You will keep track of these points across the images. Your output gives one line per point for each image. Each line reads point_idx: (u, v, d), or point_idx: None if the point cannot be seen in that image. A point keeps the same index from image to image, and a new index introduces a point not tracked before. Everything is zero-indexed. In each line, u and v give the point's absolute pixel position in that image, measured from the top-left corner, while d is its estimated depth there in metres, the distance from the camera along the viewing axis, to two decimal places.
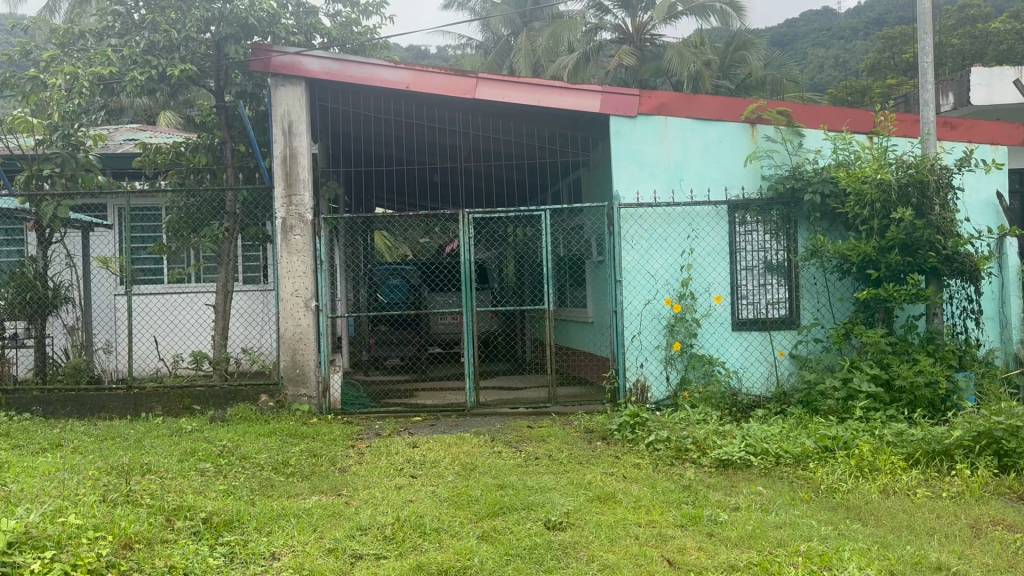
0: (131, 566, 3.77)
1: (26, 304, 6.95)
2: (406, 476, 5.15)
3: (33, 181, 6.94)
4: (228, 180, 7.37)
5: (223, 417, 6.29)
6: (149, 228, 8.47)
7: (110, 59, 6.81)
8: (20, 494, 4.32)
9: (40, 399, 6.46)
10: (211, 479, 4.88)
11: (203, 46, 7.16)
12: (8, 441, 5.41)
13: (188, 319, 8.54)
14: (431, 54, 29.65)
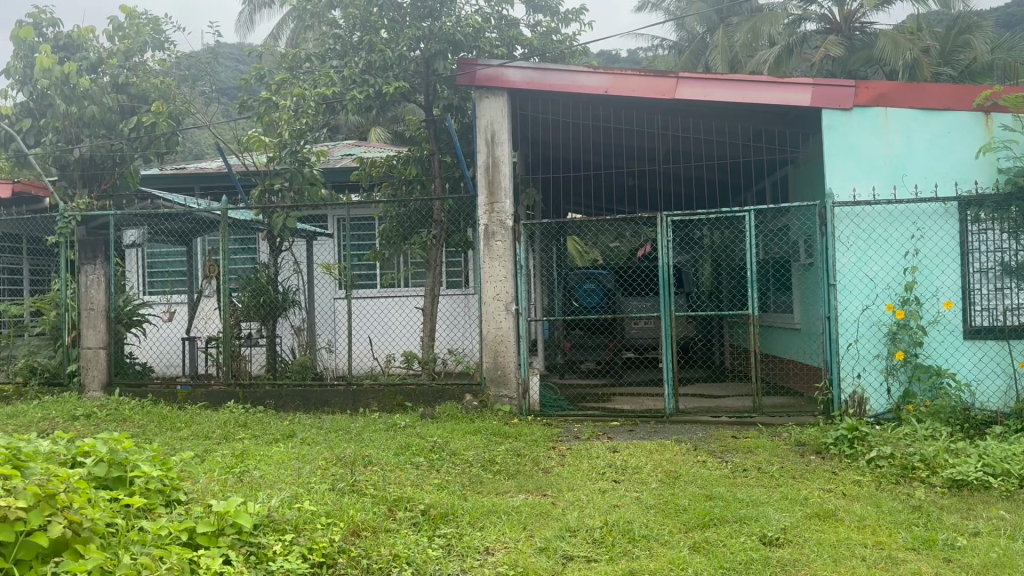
0: (361, 551, 4.06)
1: (260, 306, 7.66)
2: (609, 480, 5.14)
3: (264, 194, 7.68)
4: (434, 191, 7.72)
5: (432, 414, 6.58)
6: (364, 237, 9.13)
7: (333, 79, 7.43)
8: (262, 480, 4.75)
9: (272, 394, 7.07)
10: (426, 472, 5.12)
11: (413, 63, 7.61)
12: (248, 431, 5.96)
13: (400, 321, 9.03)
14: (621, 58, 29.64)
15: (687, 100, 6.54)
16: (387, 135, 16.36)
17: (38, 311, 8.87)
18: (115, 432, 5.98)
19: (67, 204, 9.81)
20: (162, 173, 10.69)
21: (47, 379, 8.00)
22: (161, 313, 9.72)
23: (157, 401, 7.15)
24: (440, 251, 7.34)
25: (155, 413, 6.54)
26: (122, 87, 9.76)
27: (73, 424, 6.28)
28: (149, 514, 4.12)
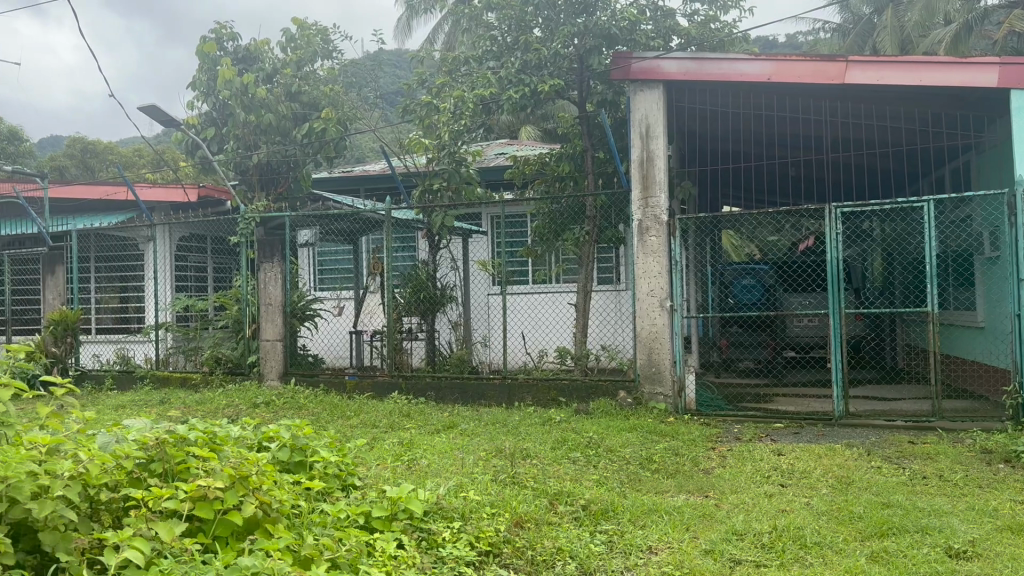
0: (525, 543, 4.12)
1: (420, 302, 7.99)
2: (775, 484, 4.97)
3: (425, 194, 8.06)
4: (587, 187, 7.77)
5: (586, 410, 6.64)
6: (516, 234, 9.34)
7: (490, 80, 7.73)
8: (430, 468, 4.94)
9: (433, 385, 7.32)
10: (584, 468, 5.15)
11: (568, 60, 7.69)
12: (411, 421, 6.20)
13: (551, 317, 9.16)
14: (777, 44, 28.50)
15: (857, 85, 6.27)
16: (538, 132, 16.48)
17: (222, 305, 9.93)
18: (293, 419, 6.43)
19: (246, 205, 11.03)
20: (329, 176, 11.32)
21: (230, 369, 8.78)
22: (329, 309, 10.33)
23: (328, 390, 7.61)
24: (593, 248, 7.42)
25: (326, 402, 6.96)
26: (294, 96, 10.91)
27: (255, 410, 6.80)
28: (328, 498, 4.36)
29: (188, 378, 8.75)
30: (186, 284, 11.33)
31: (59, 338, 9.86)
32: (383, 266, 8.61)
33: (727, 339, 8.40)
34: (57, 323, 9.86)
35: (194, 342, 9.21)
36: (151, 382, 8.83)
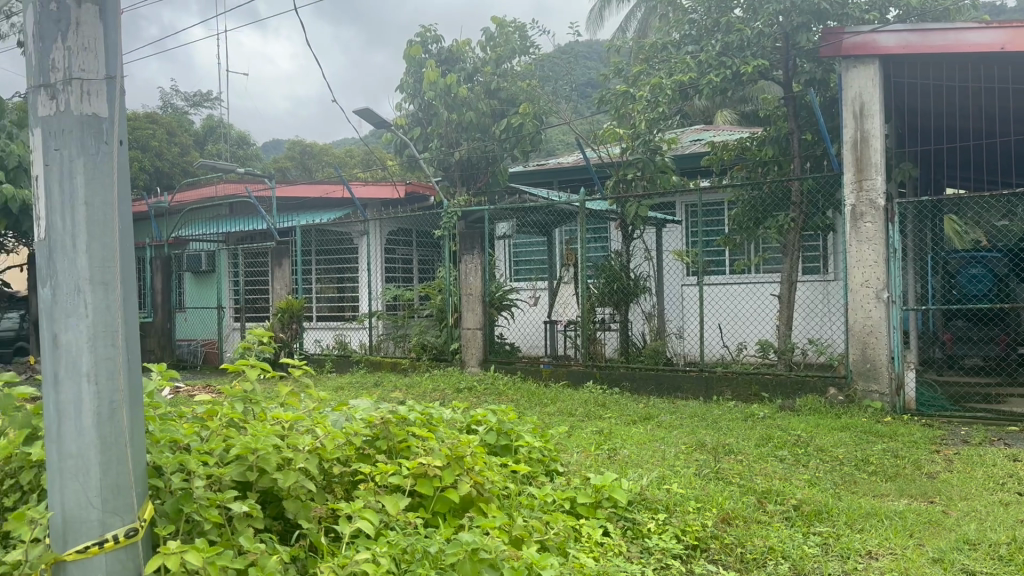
0: (733, 539, 4.01)
1: (614, 293, 8.70)
2: (1012, 493, 4.53)
3: (620, 182, 9.17)
4: (795, 168, 8.54)
5: (792, 406, 6.89)
6: (714, 221, 9.99)
7: (690, 65, 8.70)
8: (631, 459, 4.98)
9: (628, 375, 8.02)
10: (793, 467, 4.98)
11: (773, 39, 8.54)
12: (610, 410, 6.34)
13: (750, 307, 10.12)
14: (1008, 7, 25.71)
15: None
16: (734, 117, 16.11)
17: (427, 295, 10.80)
18: (496, 403, 6.84)
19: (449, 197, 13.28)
20: (523, 169, 12.88)
21: (435, 354, 9.77)
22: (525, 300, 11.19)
23: (526, 377, 8.46)
24: (797, 236, 8.00)
25: (524, 388, 7.38)
26: (493, 92, 13.12)
27: (461, 394, 7.32)
28: (533, 482, 4.48)
29: (398, 363, 9.91)
30: (395, 274, 12.81)
31: (286, 323, 11.42)
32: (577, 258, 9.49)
33: (953, 334, 8.82)
34: (283, 311, 11.48)
35: (402, 329, 10.27)
36: (367, 366, 10.11)
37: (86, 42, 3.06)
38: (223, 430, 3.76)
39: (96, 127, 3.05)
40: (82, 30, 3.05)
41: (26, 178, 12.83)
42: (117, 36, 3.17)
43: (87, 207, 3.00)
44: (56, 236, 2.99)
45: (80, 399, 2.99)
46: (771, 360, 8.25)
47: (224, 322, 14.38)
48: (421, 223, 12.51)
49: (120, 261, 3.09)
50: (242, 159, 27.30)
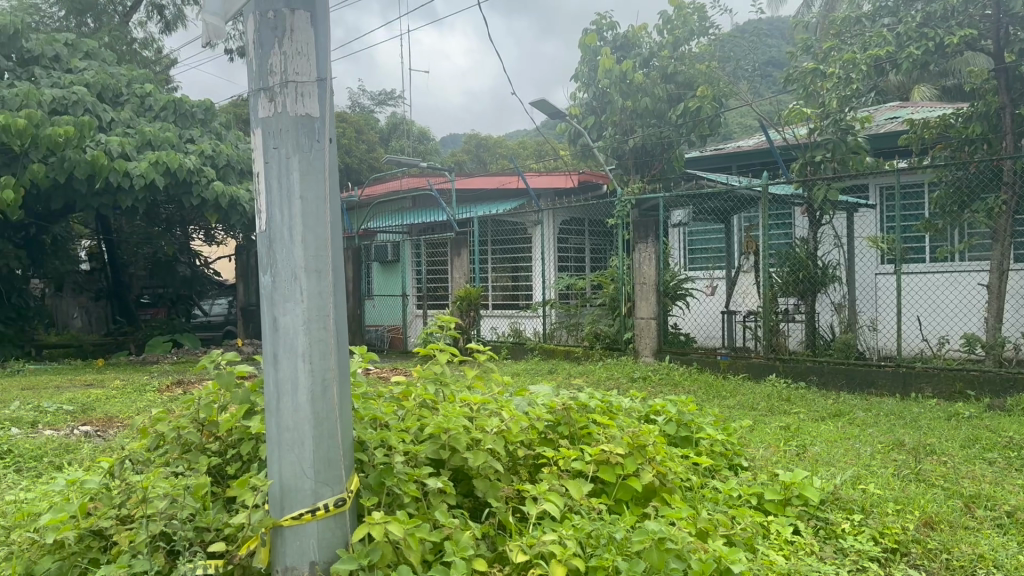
0: (937, 544, 3.71)
1: (801, 283, 9.29)
2: None
3: (807, 165, 9.79)
4: (1008, 146, 8.36)
5: (1002, 406, 6.62)
6: (911, 206, 10.32)
7: (886, 39, 9.23)
8: (821, 457, 4.81)
9: (816, 370, 8.38)
10: (1007, 471, 4.58)
11: (981, 6, 8.61)
12: (796, 407, 6.27)
13: (953, 298, 10.02)
14: None
15: None
16: (933, 92, 15.02)
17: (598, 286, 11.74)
18: (675, 394, 6.96)
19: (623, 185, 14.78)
20: (700, 156, 14.02)
21: (607, 344, 10.63)
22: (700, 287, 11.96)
23: (706, 368, 9.01)
24: (1008, 220, 7.98)
25: (701, 380, 7.43)
26: (671, 76, 14.58)
27: (639, 385, 7.52)
28: (716, 475, 4.39)
29: (572, 351, 10.82)
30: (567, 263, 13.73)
31: (464, 310, 12.18)
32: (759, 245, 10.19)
33: None
34: (462, 300, 12.24)
35: (574, 318, 11.28)
36: (540, 353, 11.24)
37: (300, 47, 3.24)
38: (418, 410, 3.96)
39: (310, 126, 3.24)
40: (296, 36, 3.24)
41: (234, 176, 14.00)
42: (327, 40, 3.35)
43: (302, 200, 3.22)
44: (275, 229, 3.24)
45: (296, 377, 3.23)
46: (977, 354, 8.39)
47: (409, 309, 15.31)
48: (594, 212, 13.66)
49: (330, 249, 3.31)
50: (422, 153, 28.91)
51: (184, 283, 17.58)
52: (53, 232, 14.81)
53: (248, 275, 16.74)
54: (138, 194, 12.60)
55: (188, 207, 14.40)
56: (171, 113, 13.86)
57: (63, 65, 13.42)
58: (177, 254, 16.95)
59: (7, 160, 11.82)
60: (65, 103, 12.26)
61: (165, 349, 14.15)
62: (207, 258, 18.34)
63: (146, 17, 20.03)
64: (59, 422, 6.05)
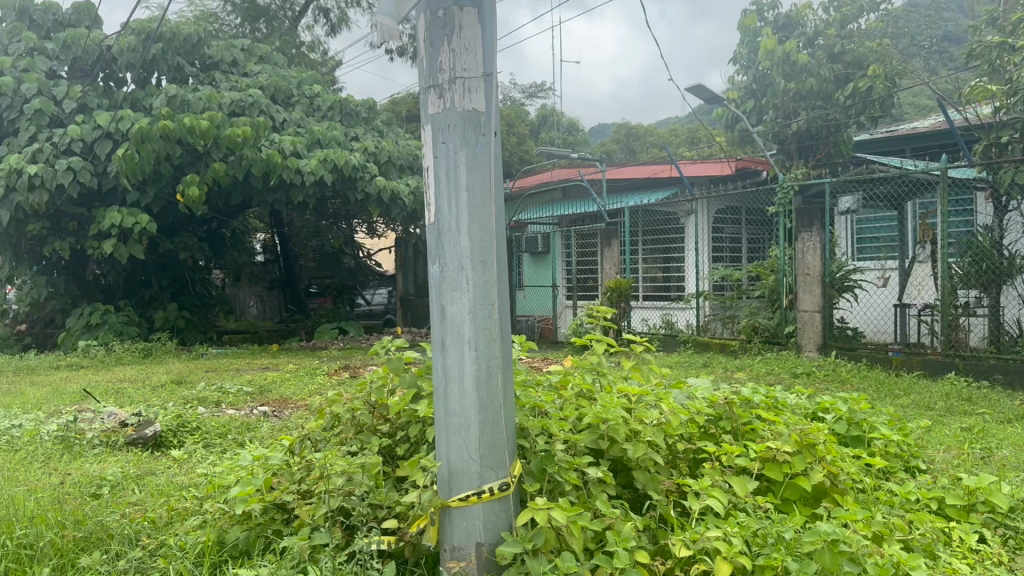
0: None
1: (983, 275, 8.80)
2: None
3: (991, 147, 9.41)
4: None
5: None
6: None
7: None
8: (1011, 462, 4.46)
9: (997, 368, 8.01)
10: None
11: None
12: (983, 407, 5.86)
13: None
14: None
15: None
16: None
17: (754, 277, 11.94)
18: (843, 390, 6.68)
19: (784, 170, 15.38)
20: (867, 139, 14.15)
21: (766, 337, 10.52)
22: (871, 278, 11.71)
23: (875, 364, 8.88)
24: None
25: (870, 378, 7.12)
26: (837, 56, 14.38)
27: (802, 380, 7.30)
28: (891, 478, 4.14)
29: (727, 345, 10.74)
30: (722, 253, 13.85)
31: (614, 301, 12.22)
32: (935, 234, 9.74)
33: None
34: (612, 290, 12.32)
35: (730, 310, 11.23)
36: (694, 346, 11.19)
37: (467, 43, 3.30)
38: (576, 400, 3.94)
39: (476, 121, 3.30)
40: (464, 33, 3.30)
41: (394, 171, 14.66)
42: (492, 35, 3.40)
43: (468, 193, 3.30)
44: (444, 221, 3.33)
45: (463, 364, 3.31)
46: None
47: (559, 300, 15.46)
48: (750, 201, 13.30)
49: (495, 241, 3.37)
50: (571, 144, 29.20)
51: (349, 274, 18.67)
52: (232, 226, 16.07)
53: (409, 267, 17.93)
54: (307, 190, 13.43)
55: (352, 201, 15.21)
56: (338, 112, 14.90)
57: (240, 70, 14.57)
58: (342, 246, 18.00)
59: (193, 159, 12.94)
60: (243, 105, 13.25)
61: (332, 336, 15.02)
62: (370, 250, 19.31)
63: (313, 21, 21.28)
64: (240, 403, 6.57)
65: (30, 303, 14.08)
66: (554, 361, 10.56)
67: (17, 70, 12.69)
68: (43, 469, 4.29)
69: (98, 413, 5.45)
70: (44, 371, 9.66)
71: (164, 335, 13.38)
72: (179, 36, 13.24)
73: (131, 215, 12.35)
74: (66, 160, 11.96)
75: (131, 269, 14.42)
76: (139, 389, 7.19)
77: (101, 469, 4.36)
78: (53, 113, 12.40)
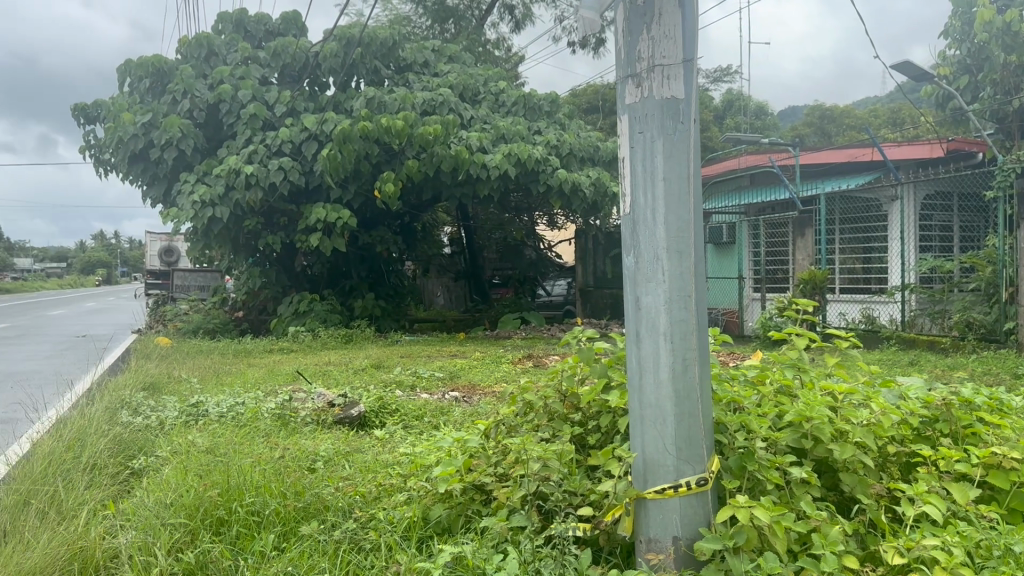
0: None
1: None
2: None
3: None
4: None
5: None
6: None
7: None
8: None
9: None
10: None
11: None
12: None
13: None
14: None
15: None
16: None
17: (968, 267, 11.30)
18: None
19: (1004, 151, 14.28)
20: None
21: (982, 334, 9.85)
22: None
23: None
24: None
25: None
26: None
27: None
28: None
29: (937, 341, 10.18)
30: (931, 242, 13.17)
31: (808, 293, 12.04)
32: None
33: None
34: (806, 282, 12.10)
35: (940, 305, 10.84)
36: (899, 343, 10.62)
37: (667, 30, 3.27)
38: (775, 396, 3.81)
39: (675, 108, 3.24)
40: (663, 20, 3.28)
41: (576, 163, 14.81)
42: (693, 21, 3.34)
43: (665, 181, 3.22)
44: (639, 209, 3.26)
45: (658, 356, 3.22)
46: None
47: (745, 293, 15.23)
48: (963, 185, 12.87)
49: (693, 230, 3.26)
50: (759, 129, 28.26)
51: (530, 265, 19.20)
52: (421, 219, 16.86)
53: (589, 258, 18.13)
54: (493, 184, 13.86)
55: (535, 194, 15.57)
56: (522, 108, 15.20)
57: (431, 70, 15.35)
58: (525, 238, 18.52)
59: (389, 158, 13.75)
60: (434, 104, 13.93)
61: (514, 326, 15.41)
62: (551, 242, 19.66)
63: (498, 18, 21.88)
64: (432, 387, 6.94)
65: (246, 292, 15.56)
66: (743, 356, 10.42)
67: (233, 77, 13.92)
68: (265, 443, 4.72)
69: (309, 394, 6.01)
70: (262, 353, 10.64)
71: (361, 322, 14.31)
72: (376, 40, 14.14)
73: (333, 211, 13.29)
74: (277, 160, 13.03)
75: (332, 261, 15.56)
76: (342, 372, 7.81)
77: (314, 444, 4.76)
78: (266, 117, 13.58)
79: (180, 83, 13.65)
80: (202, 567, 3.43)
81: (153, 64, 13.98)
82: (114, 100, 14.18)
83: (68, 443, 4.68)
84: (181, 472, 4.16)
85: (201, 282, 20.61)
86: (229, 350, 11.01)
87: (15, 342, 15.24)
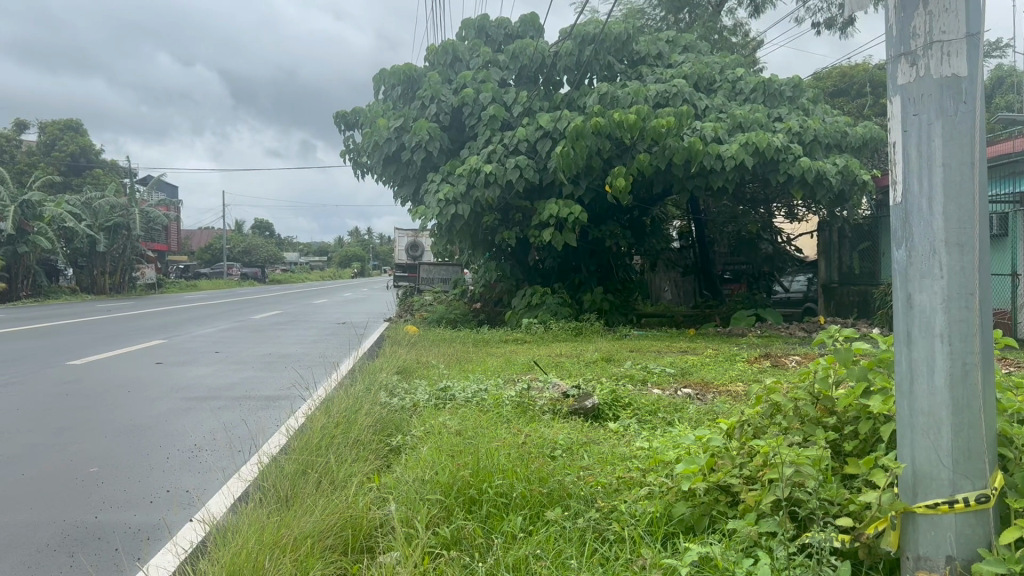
0: None
1: None
2: None
3: None
4: None
5: None
6: None
7: None
8: None
9: None
10: None
11: None
12: None
13: None
14: None
15: None
16: None
17: None
18: None
19: None
20: None
21: None
22: None
23: None
24: None
25: None
26: None
27: None
28: None
29: None
30: None
31: None
32: None
33: None
34: None
35: None
36: None
37: (948, 3, 2.99)
38: None
39: (957, 88, 2.98)
40: None
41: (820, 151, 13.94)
42: None
43: (944, 168, 2.96)
44: (912, 199, 3.01)
45: (932, 359, 2.96)
46: None
47: (1018, 291, 13.36)
48: None
49: (977, 222, 2.96)
50: None
51: (765, 260, 18.51)
52: (651, 213, 16.76)
53: (834, 252, 17.16)
54: (728, 175, 13.46)
55: (773, 185, 14.94)
56: (761, 94, 14.65)
57: (665, 61, 15.30)
58: (761, 231, 17.90)
59: (621, 152, 13.83)
60: (668, 95, 13.82)
61: (748, 323, 14.81)
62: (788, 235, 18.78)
63: (737, 3, 21.35)
64: (665, 382, 6.92)
65: (485, 284, 16.42)
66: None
67: (476, 81, 14.67)
68: (508, 429, 4.97)
69: (546, 384, 6.24)
70: (501, 343, 11.13)
71: (592, 316, 14.54)
72: (611, 35, 14.35)
73: (566, 207, 13.60)
74: (514, 159, 13.55)
75: (563, 255, 15.96)
76: (577, 364, 8.03)
77: (553, 433, 4.95)
78: (504, 118, 14.16)
79: (428, 90, 14.58)
80: (457, 542, 3.65)
81: (404, 72, 15.22)
82: (371, 107, 15.54)
83: (337, 420, 5.23)
84: (435, 452, 4.50)
85: (445, 275, 21.97)
86: (471, 339, 11.60)
87: (285, 327, 17.23)
